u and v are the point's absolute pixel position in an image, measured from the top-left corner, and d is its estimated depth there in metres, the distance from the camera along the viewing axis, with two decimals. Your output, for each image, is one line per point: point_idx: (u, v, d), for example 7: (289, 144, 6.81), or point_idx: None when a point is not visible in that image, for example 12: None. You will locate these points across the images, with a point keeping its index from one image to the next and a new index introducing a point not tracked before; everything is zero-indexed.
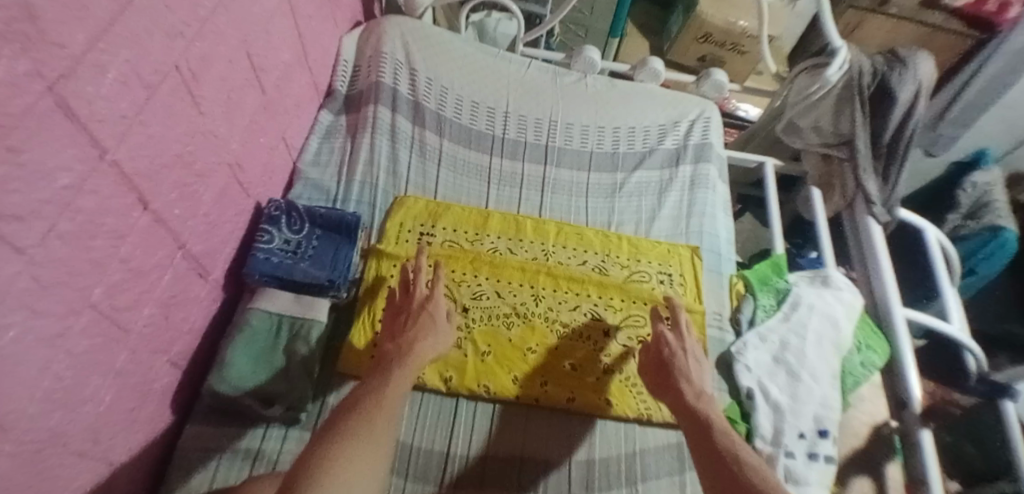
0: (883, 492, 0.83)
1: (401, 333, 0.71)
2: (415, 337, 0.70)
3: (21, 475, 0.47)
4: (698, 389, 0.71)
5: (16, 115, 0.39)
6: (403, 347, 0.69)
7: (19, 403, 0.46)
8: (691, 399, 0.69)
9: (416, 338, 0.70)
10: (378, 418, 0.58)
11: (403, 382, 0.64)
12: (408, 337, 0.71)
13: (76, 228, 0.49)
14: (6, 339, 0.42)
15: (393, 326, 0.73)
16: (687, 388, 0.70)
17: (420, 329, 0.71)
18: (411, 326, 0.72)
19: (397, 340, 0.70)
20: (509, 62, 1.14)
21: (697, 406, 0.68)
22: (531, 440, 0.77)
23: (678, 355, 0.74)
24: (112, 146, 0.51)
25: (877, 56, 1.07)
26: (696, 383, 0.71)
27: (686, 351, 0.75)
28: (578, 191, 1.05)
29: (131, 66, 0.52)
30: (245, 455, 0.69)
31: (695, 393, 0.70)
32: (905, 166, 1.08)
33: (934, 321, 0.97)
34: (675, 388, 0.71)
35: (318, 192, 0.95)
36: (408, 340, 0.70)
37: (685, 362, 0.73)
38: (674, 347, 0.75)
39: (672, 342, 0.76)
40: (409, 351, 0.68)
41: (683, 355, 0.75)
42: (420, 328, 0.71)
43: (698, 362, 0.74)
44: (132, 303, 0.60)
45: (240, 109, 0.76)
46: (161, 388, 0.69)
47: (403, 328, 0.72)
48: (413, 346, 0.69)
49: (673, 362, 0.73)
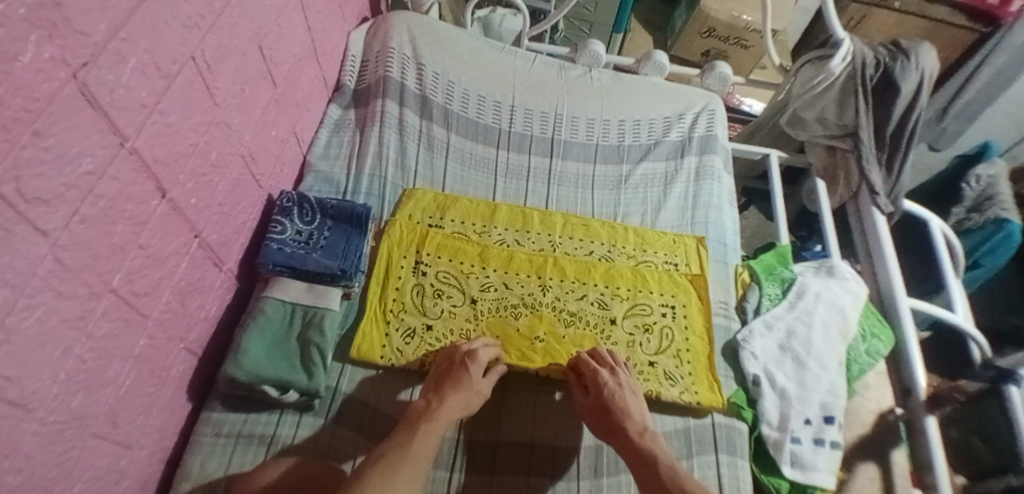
0: (888, 476, 0.85)
1: (435, 390, 0.72)
2: (447, 390, 0.71)
3: (46, 453, 0.49)
4: (640, 425, 0.72)
5: (42, 100, 0.40)
6: (432, 404, 0.69)
7: (42, 383, 0.47)
8: (635, 437, 0.70)
9: (447, 394, 0.70)
10: (400, 473, 0.59)
11: (428, 438, 0.65)
12: (444, 392, 0.71)
13: (98, 213, 0.50)
14: (31, 320, 0.44)
15: (433, 380, 0.74)
16: (632, 424, 0.72)
17: (456, 384, 0.71)
18: (448, 381, 0.72)
19: (428, 396, 0.72)
20: (515, 57, 1.16)
21: (641, 445, 0.69)
22: (540, 427, 0.78)
23: (618, 394, 0.74)
24: (132, 134, 0.53)
25: (880, 47, 1.08)
26: (639, 419, 0.73)
27: (623, 387, 0.75)
28: (584, 183, 1.06)
29: (150, 55, 0.53)
30: (259, 440, 0.71)
31: (638, 430, 0.71)
32: (908, 157, 1.08)
33: (938, 310, 0.98)
34: (619, 430, 0.71)
35: (328, 185, 0.96)
36: (437, 395, 0.71)
37: (625, 401, 0.73)
38: (612, 386, 0.74)
39: (610, 381, 0.74)
40: (438, 408, 0.69)
41: (620, 390, 0.74)
42: (454, 382, 0.72)
43: (633, 396, 0.75)
44: (151, 289, 0.61)
45: (253, 102, 0.78)
46: (178, 374, 0.70)
47: (440, 383, 0.73)
48: (444, 405, 0.69)
49: (613, 403, 0.73)
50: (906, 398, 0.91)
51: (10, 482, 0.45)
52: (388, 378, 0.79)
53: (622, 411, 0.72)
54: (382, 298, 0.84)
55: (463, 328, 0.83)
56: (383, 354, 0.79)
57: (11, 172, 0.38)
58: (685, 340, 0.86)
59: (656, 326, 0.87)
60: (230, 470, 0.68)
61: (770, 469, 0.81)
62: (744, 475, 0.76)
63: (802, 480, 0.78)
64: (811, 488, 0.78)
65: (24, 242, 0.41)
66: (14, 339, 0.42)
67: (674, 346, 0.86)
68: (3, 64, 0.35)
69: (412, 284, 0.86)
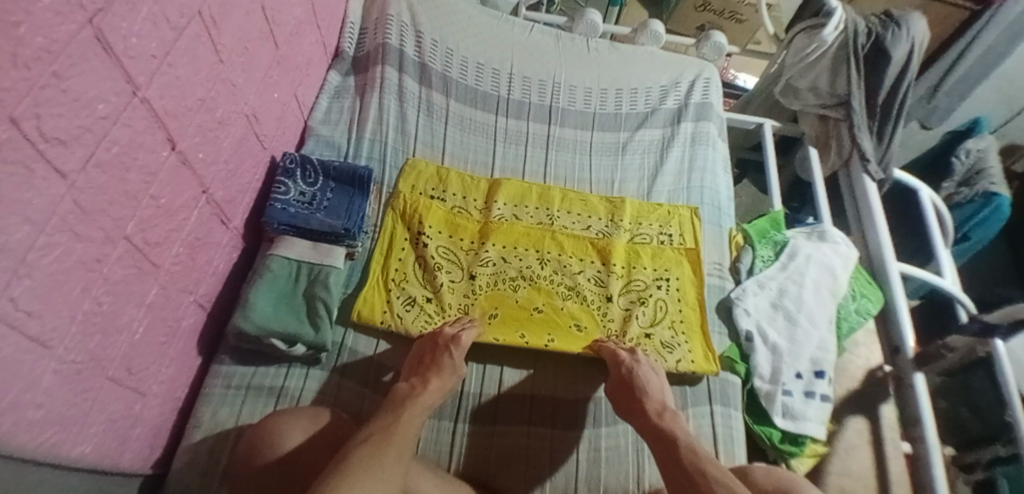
0: (876, 429, 0.88)
1: (419, 374, 0.71)
2: (431, 375, 0.70)
3: (65, 391, 0.51)
4: (659, 405, 0.71)
5: (61, 41, 0.42)
6: (417, 388, 0.68)
7: (61, 322, 0.49)
8: (654, 417, 0.69)
9: (431, 379, 0.69)
10: (387, 450, 0.56)
11: (413, 420, 0.63)
12: (427, 376, 0.70)
13: (112, 158, 0.51)
14: (51, 258, 0.45)
15: (415, 364, 0.74)
16: (651, 403, 0.71)
17: (438, 369, 0.71)
18: (430, 366, 0.72)
19: (412, 379, 0.71)
20: (513, 26, 1.17)
21: (660, 424, 0.68)
22: (540, 383, 0.80)
23: (637, 371, 0.75)
24: (143, 83, 0.54)
25: (872, 17, 1.09)
26: (658, 399, 0.72)
27: (643, 365, 0.76)
28: (582, 149, 1.08)
29: (159, 7, 0.54)
30: (268, 393, 0.73)
31: (657, 409, 0.70)
32: (899, 125, 1.11)
33: (928, 276, 0.99)
34: (639, 410, 0.71)
35: (329, 149, 0.97)
36: (422, 379, 0.70)
37: (645, 378, 0.74)
38: (630, 363, 0.76)
39: (628, 359, 0.76)
40: (422, 393, 0.68)
41: (639, 366, 0.75)
42: (438, 367, 0.71)
43: (653, 372, 0.75)
44: (161, 240, 0.63)
45: (256, 62, 0.79)
46: (189, 326, 0.72)
47: (424, 367, 0.72)
48: (427, 388, 0.68)
49: (634, 381, 0.73)
50: (894, 355, 0.94)
51: (31, 415, 0.47)
52: (388, 341, 0.81)
53: (642, 389, 0.72)
54: (384, 268, 0.86)
55: (461, 303, 0.84)
56: (383, 320, 0.80)
57: (32, 110, 0.40)
58: (679, 311, 0.88)
59: (650, 298, 0.88)
60: (241, 420, 0.70)
61: (762, 420, 0.84)
62: (737, 424, 0.80)
63: (793, 429, 0.81)
64: (802, 437, 0.81)
65: (44, 181, 0.43)
66: (34, 275, 0.44)
67: (668, 317, 0.87)
68: (26, 2, 0.37)
69: (414, 258, 0.87)
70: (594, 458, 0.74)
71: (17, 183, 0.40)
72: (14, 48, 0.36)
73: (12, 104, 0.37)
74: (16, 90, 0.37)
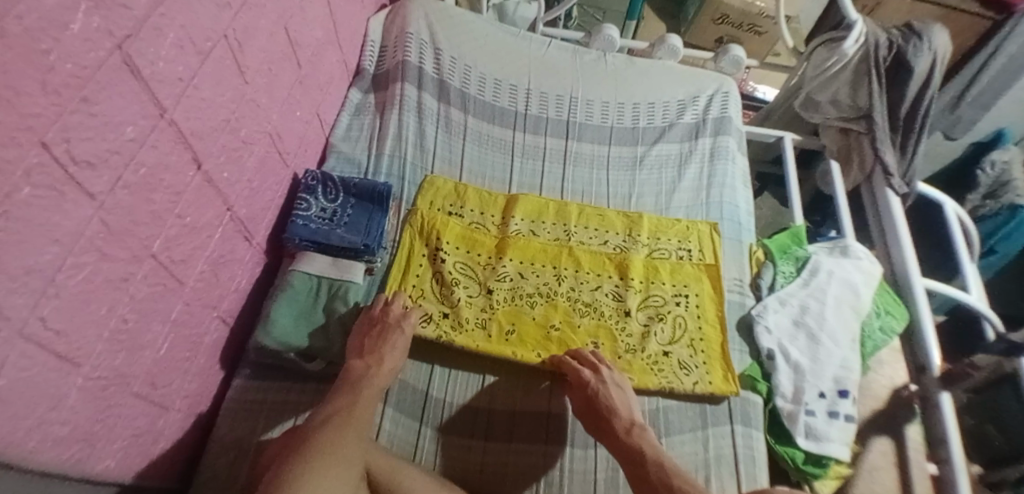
0: (903, 452, 0.86)
1: (371, 351, 0.73)
2: (383, 354, 0.72)
3: (90, 407, 0.52)
4: (627, 421, 0.72)
5: (90, 68, 0.43)
6: (372, 367, 0.71)
7: (87, 341, 0.49)
8: (622, 434, 0.71)
9: (385, 358, 0.72)
10: (346, 432, 0.61)
11: (370, 403, 0.67)
12: (378, 353, 0.72)
13: (139, 180, 0.53)
14: (79, 278, 0.46)
15: (359, 342, 0.74)
16: (618, 421, 0.72)
17: (388, 345, 0.73)
18: (379, 342, 0.73)
19: (364, 357, 0.72)
20: (531, 42, 1.18)
21: (629, 442, 0.69)
22: (557, 399, 0.80)
23: (602, 391, 0.74)
24: (170, 106, 0.56)
25: (892, 29, 1.08)
26: (625, 415, 0.73)
27: (608, 384, 0.75)
28: (600, 164, 1.07)
29: (186, 31, 0.56)
30: (289, 409, 0.74)
31: (626, 427, 0.71)
32: (924, 138, 1.08)
33: (956, 293, 0.97)
34: (608, 430, 0.72)
35: (350, 166, 0.99)
36: (377, 359, 0.72)
37: (609, 398, 0.73)
38: (595, 384, 0.74)
39: (592, 380, 0.74)
40: (377, 374, 0.70)
41: (605, 388, 0.74)
42: (388, 346, 0.73)
43: (618, 389, 0.75)
44: (186, 258, 0.64)
45: (279, 81, 0.80)
46: (212, 342, 0.74)
47: (372, 343, 0.73)
48: (383, 367, 0.71)
49: (599, 402, 0.73)
50: (919, 374, 0.91)
51: (55, 432, 0.47)
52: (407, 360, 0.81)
53: (608, 409, 0.73)
54: (400, 286, 0.86)
55: (478, 318, 0.84)
56: None
57: (61, 135, 0.41)
58: (698, 329, 0.86)
59: (669, 315, 0.87)
60: (260, 431, 0.72)
61: (784, 440, 0.82)
62: (759, 444, 0.78)
63: (816, 451, 0.79)
64: (825, 458, 0.79)
65: (73, 203, 0.44)
66: (62, 296, 0.45)
67: (687, 336, 0.86)
68: (54, 31, 0.38)
69: (430, 275, 0.88)
70: (612, 478, 0.74)
71: (47, 205, 0.41)
72: (44, 76, 0.37)
73: (42, 129, 0.38)
74: (45, 116, 0.38)
